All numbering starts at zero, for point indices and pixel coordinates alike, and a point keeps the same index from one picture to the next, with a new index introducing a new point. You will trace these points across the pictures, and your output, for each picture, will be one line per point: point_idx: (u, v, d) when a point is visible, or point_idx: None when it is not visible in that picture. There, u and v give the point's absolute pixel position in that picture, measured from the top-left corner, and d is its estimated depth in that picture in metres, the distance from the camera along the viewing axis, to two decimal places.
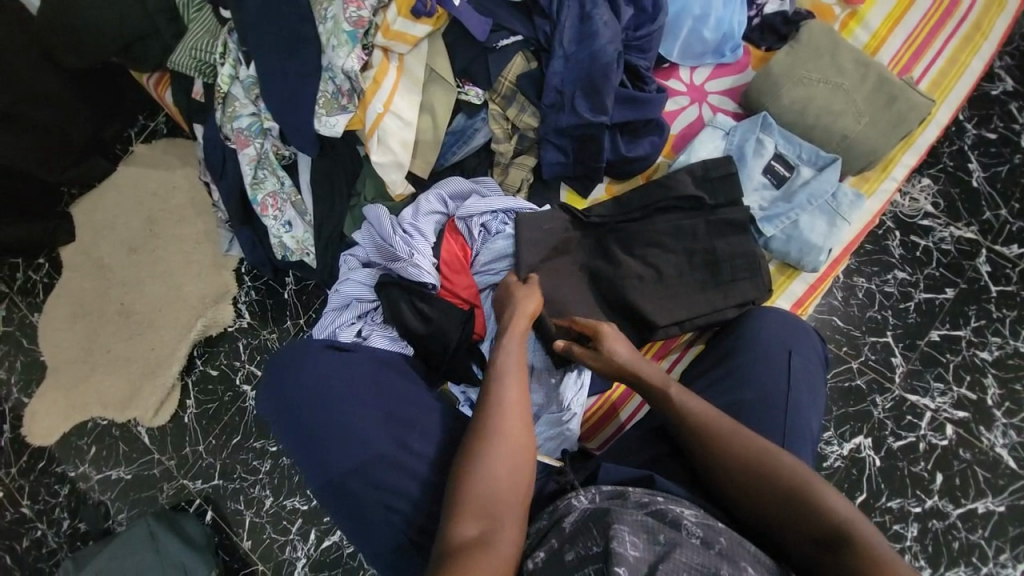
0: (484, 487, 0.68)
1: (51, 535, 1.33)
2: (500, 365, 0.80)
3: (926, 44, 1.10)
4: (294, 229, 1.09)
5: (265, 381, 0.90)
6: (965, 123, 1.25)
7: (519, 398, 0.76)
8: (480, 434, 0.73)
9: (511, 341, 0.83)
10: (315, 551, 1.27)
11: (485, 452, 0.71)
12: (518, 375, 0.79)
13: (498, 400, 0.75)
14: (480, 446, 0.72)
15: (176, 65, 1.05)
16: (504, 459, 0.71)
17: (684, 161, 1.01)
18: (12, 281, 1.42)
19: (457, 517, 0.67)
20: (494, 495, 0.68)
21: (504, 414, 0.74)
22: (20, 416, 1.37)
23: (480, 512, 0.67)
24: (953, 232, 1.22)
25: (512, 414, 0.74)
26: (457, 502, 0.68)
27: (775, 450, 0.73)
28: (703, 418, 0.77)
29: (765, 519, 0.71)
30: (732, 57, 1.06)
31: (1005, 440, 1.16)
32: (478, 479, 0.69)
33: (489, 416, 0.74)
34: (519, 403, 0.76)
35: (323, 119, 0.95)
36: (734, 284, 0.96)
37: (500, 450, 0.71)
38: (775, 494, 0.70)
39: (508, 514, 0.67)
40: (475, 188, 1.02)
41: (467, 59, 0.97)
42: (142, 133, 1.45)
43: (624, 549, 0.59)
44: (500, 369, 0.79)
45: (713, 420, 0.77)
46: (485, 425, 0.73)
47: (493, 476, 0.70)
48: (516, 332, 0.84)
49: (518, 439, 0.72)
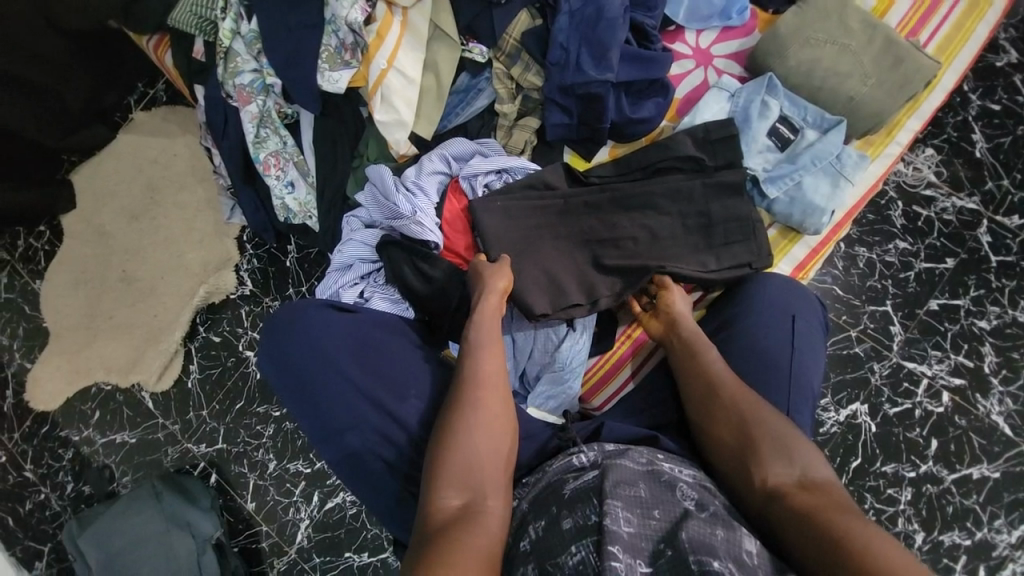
0: (462, 461, 0.70)
1: (55, 498, 1.34)
2: (471, 345, 0.81)
3: (933, 8, 1.09)
4: (296, 190, 1.09)
5: (264, 338, 0.90)
6: (971, 93, 1.24)
7: (492, 367, 0.79)
8: (456, 416, 0.74)
9: (481, 325, 0.83)
10: (318, 513, 1.29)
11: (464, 431, 0.72)
12: (491, 346, 0.81)
13: (472, 382, 0.77)
14: (456, 424, 0.73)
15: (177, 23, 1.03)
16: (479, 437, 0.72)
17: (688, 123, 1.01)
18: (13, 248, 1.41)
19: (440, 490, 0.68)
20: (474, 468, 0.70)
21: (478, 391, 0.76)
22: (22, 381, 1.38)
23: (463, 484, 0.69)
24: (955, 203, 1.22)
25: (486, 385, 0.77)
26: (438, 473, 0.70)
27: (782, 437, 0.72)
28: (719, 381, 0.79)
29: (748, 490, 0.71)
30: (739, 20, 1.04)
31: (1001, 408, 1.17)
32: (455, 454, 0.71)
33: (464, 388, 0.76)
34: (493, 375, 0.78)
35: (326, 74, 0.94)
36: (728, 246, 0.97)
37: (472, 425, 0.73)
38: (769, 460, 0.70)
39: (488, 490, 0.69)
40: (478, 149, 1.01)
41: (472, 15, 0.96)
42: (142, 101, 1.44)
43: (617, 526, 0.60)
44: (471, 353, 0.80)
45: (727, 379, 0.80)
46: (460, 405, 0.75)
47: (472, 447, 0.72)
48: (487, 317, 0.84)
49: (494, 413, 0.75)
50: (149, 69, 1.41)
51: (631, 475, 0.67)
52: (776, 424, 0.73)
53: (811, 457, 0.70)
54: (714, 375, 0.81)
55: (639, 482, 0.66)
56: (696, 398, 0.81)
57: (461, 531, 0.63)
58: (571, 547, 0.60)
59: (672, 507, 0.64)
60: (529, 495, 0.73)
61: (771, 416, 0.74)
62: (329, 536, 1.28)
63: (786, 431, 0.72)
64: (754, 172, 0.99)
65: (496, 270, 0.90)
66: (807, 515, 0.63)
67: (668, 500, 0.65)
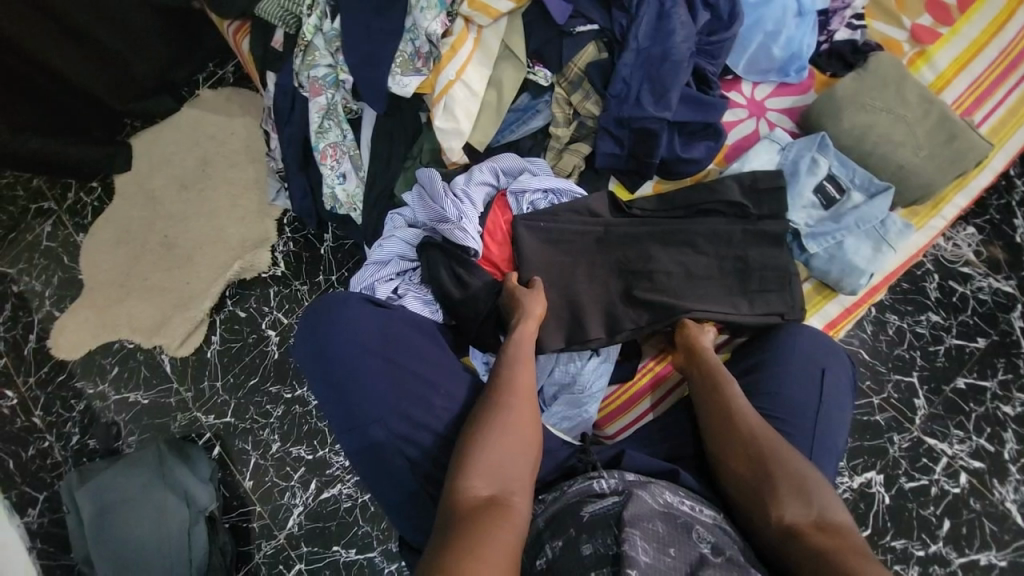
0: (492, 454, 0.71)
1: (59, 448, 1.36)
2: (510, 355, 0.84)
3: (990, 91, 1.11)
4: (347, 182, 1.13)
5: (303, 323, 0.92)
6: (1017, 178, 1.25)
7: (528, 376, 0.81)
8: (488, 414, 0.76)
9: (521, 340, 0.87)
10: (312, 500, 1.29)
11: (496, 426, 0.74)
12: (528, 359, 0.84)
13: (508, 384, 0.79)
14: (488, 420, 0.75)
15: (263, 12, 1.10)
16: (510, 435, 0.74)
17: (736, 170, 1.02)
18: (64, 200, 1.47)
19: (469, 477, 0.69)
20: (503, 462, 0.71)
21: (513, 392, 0.78)
22: (48, 328, 1.42)
23: (493, 477, 0.70)
24: (992, 283, 1.22)
25: (521, 389, 0.79)
26: (467, 462, 0.71)
27: (803, 479, 0.71)
28: (740, 414, 0.79)
29: (763, 524, 0.71)
30: (796, 78, 1.08)
31: (1019, 497, 1.14)
32: (485, 447, 0.72)
33: (500, 388, 0.79)
34: (529, 382, 0.81)
35: (397, 78, 1.00)
36: (762, 294, 0.97)
37: (506, 426, 0.74)
38: (786, 498, 0.70)
39: (517, 487, 0.70)
40: (528, 166, 1.04)
41: (542, 41, 1.01)
42: (209, 79, 1.51)
43: (635, 553, 0.60)
44: (510, 360, 0.83)
45: (749, 414, 0.79)
46: (493, 404, 0.77)
47: (502, 444, 0.73)
48: (527, 335, 0.87)
49: (526, 416, 0.76)
50: (223, 51, 1.48)
51: (648, 509, 0.66)
52: (796, 464, 0.73)
53: (832, 502, 0.69)
54: (736, 409, 0.80)
55: (657, 518, 0.66)
56: (715, 430, 0.80)
57: (487, 519, 0.64)
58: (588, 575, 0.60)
59: (689, 549, 0.63)
60: (546, 511, 0.73)
61: (795, 458, 0.74)
62: (319, 526, 1.28)
63: (807, 473, 0.72)
64: (797, 227, 1.00)
65: (532, 296, 0.92)
66: (823, 556, 0.63)
67: (685, 540, 0.64)
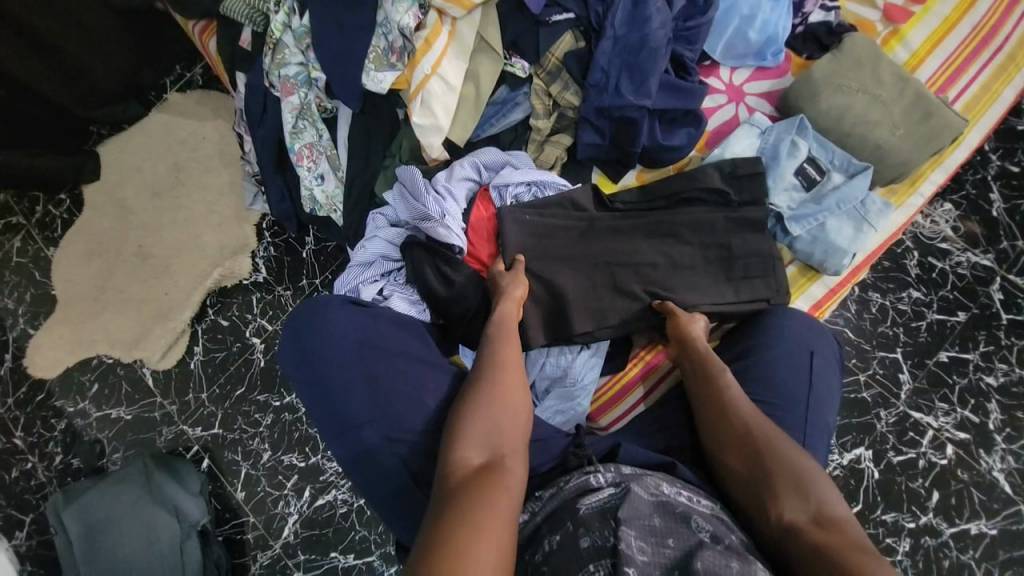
0: (484, 424, 0.71)
1: (40, 469, 1.32)
2: (495, 332, 0.84)
3: (963, 68, 1.13)
4: (325, 183, 1.11)
5: (287, 329, 0.90)
6: (990, 153, 1.27)
7: (512, 347, 0.82)
8: (476, 388, 0.76)
9: (503, 318, 0.87)
10: (308, 508, 1.27)
11: (487, 398, 0.74)
12: (512, 332, 0.85)
13: (494, 358, 0.80)
14: (478, 394, 0.75)
15: (228, 10, 1.06)
16: (501, 404, 0.73)
17: (718, 156, 1.02)
18: (31, 214, 1.41)
19: (461, 445, 0.69)
20: (497, 430, 0.71)
21: (500, 364, 0.79)
22: (22, 347, 1.37)
23: (485, 444, 0.70)
24: (970, 258, 1.24)
25: (507, 362, 0.79)
26: (459, 434, 0.70)
27: (801, 472, 0.71)
28: (735, 406, 0.80)
29: (763, 519, 0.71)
30: (773, 62, 1.08)
31: (1002, 465, 1.17)
32: (475, 417, 0.71)
33: (486, 362, 0.79)
34: (513, 355, 0.81)
35: (371, 74, 0.97)
36: (748, 280, 0.98)
37: (494, 398, 0.74)
38: (785, 494, 0.70)
39: (509, 451, 0.70)
40: (510, 160, 1.02)
41: (518, 31, 0.99)
42: (177, 83, 1.46)
43: (632, 551, 0.60)
44: (494, 335, 0.84)
45: (744, 406, 0.79)
46: (482, 380, 0.76)
47: (492, 412, 0.72)
48: (508, 311, 0.88)
49: (513, 384, 0.77)
50: (190, 52, 1.43)
51: (646, 503, 0.66)
52: (794, 457, 0.73)
53: (833, 494, 0.69)
54: (731, 402, 0.80)
55: (654, 512, 0.66)
56: (712, 425, 0.81)
57: (484, 485, 0.64)
58: (587, 568, 0.60)
59: (687, 537, 0.63)
60: (543, 505, 0.72)
61: (793, 449, 0.74)
62: (316, 533, 1.26)
63: (806, 466, 0.72)
64: (779, 210, 1.01)
65: (511, 278, 0.93)
66: (823, 553, 0.62)
67: (683, 531, 0.64)
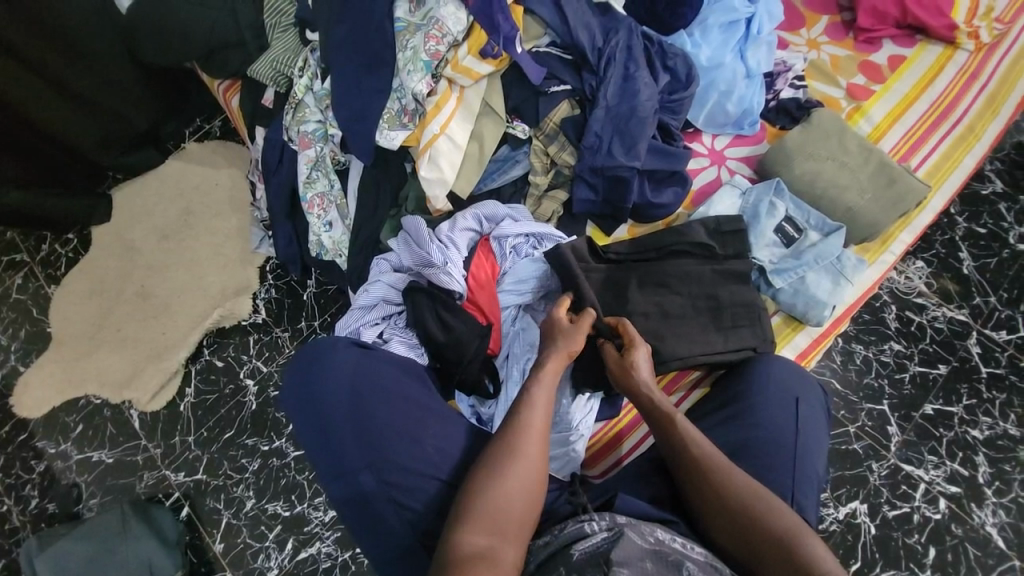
0: (492, 503, 0.70)
1: (15, 513, 1.26)
2: (526, 390, 0.82)
3: (923, 139, 1.25)
4: (333, 230, 1.18)
5: (291, 369, 0.91)
6: (957, 216, 1.37)
7: (542, 417, 0.79)
8: (487, 462, 0.74)
9: (542, 372, 0.84)
10: (288, 562, 1.21)
11: (498, 473, 0.73)
12: (546, 399, 0.81)
13: (518, 426, 0.77)
14: (493, 464, 0.74)
15: (255, 73, 1.17)
16: (513, 481, 0.72)
17: (702, 213, 1.10)
18: (37, 252, 1.45)
19: (466, 528, 0.69)
20: (504, 512, 0.70)
21: (522, 436, 0.76)
22: (10, 385, 1.35)
23: (491, 526, 0.69)
24: (945, 312, 1.30)
25: (532, 434, 0.77)
26: (466, 513, 0.70)
27: (787, 529, 0.71)
28: (708, 461, 0.78)
29: None
30: (750, 130, 1.19)
31: (995, 520, 1.16)
32: (483, 496, 0.71)
33: (509, 431, 0.77)
34: (541, 425, 0.78)
35: (385, 132, 1.05)
36: (735, 329, 1.02)
37: (503, 474, 0.73)
38: (778, 553, 0.70)
39: (512, 536, 0.69)
40: (509, 213, 1.09)
41: (520, 99, 1.09)
42: (196, 133, 1.54)
43: None
44: (524, 396, 0.81)
45: (719, 462, 0.78)
46: (495, 454, 0.75)
47: (501, 493, 0.71)
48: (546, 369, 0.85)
49: (530, 459, 0.75)
50: (211, 107, 1.53)
51: (639, 547, 0.66)
52: (778, 511, 0.73)
53: (819, 545, 0.70)
54: (706, 458, 0.79)
55: (648, 556, 0.65)
56: (693, 483, 0.78)
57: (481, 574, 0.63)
58: None
59: None
60: (539, 550, 0.72)
61: (771, 499, 0.74)
62: None
63: (790, 519, 0.72)
64: (761, 264, 1.08)
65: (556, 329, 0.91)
66: None
67: None
